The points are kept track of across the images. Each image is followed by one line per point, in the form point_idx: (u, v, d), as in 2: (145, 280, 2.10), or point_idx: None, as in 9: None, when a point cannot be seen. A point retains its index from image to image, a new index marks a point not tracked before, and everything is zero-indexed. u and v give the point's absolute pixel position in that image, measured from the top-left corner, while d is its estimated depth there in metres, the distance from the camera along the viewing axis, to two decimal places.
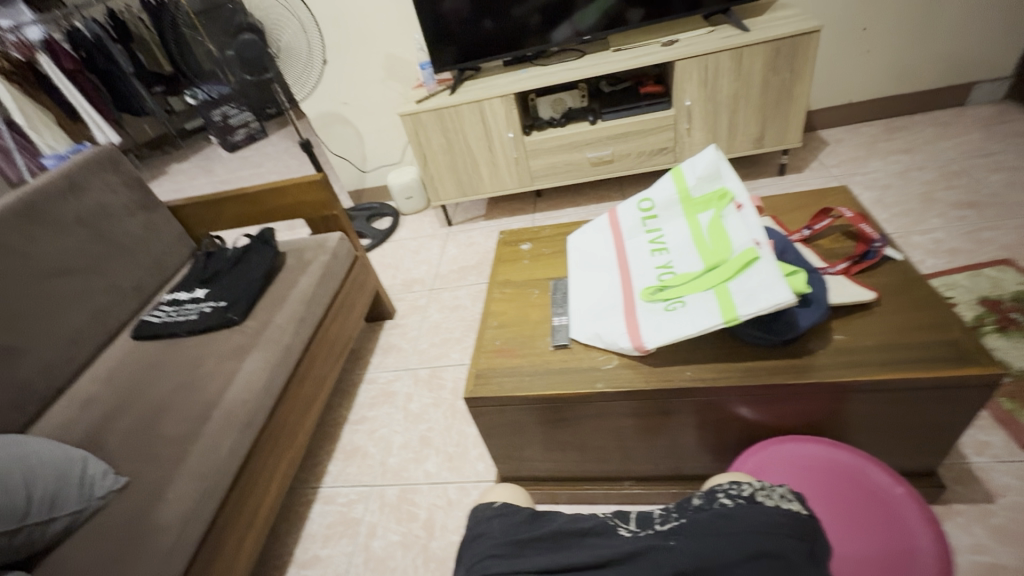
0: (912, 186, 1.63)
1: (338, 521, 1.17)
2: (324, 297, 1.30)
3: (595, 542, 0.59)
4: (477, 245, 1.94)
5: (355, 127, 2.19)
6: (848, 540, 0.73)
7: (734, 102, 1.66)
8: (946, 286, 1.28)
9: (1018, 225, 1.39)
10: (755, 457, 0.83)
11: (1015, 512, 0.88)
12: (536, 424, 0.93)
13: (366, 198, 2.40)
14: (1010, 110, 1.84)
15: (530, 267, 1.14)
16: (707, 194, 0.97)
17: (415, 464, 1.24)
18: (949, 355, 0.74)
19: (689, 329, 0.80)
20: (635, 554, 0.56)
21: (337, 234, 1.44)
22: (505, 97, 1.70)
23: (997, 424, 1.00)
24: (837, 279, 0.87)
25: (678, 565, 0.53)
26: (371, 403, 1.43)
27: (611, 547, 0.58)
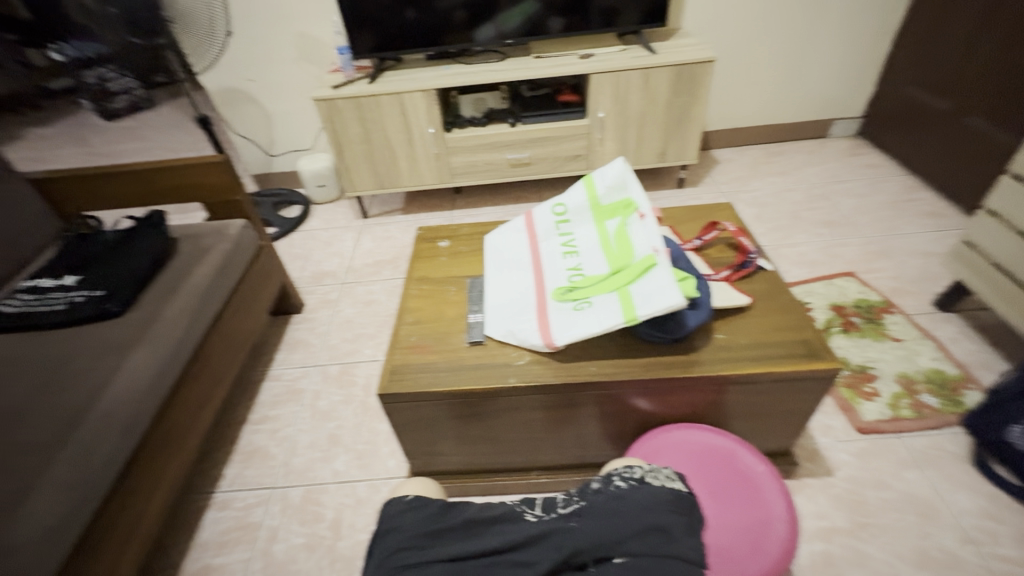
0: (785, 205, 1.87)
1: (235, 527, 1.10)
2: (222, 289, 1.21)
3: (503, 528, 0.63)
4: (394, 239, 1.91)
5: (263, 106, 2.04)
6: (721, 513, 0.85)
7: (642, 118, 1.79)
8: (806, 293, 1.49)
9: (861, 243, 1.66)
10: (648, 443, 0.93)
11: (848, 483, 1.07)
12: (450, 419, 0.95)
13: (272, 183, 2.25)
14: (860, 145, 2.18)
15: (448, 264, 1.15)
16: (614, 203, 1.05)
17: (323, 463, 1.20)
18: (803, 351, 0.88)
19: (594, 327, 0.86)
20: (540, 537, 0.60)
21: (240, 222, 1.34)
22: (427, 91, 1.69)
23: (838, 410, 1.20)
24: (720, 285, 0.99)
25: (578, 544, 0.59)
26: (274, 401, 1.36)
27: (518, 531, 0.62)
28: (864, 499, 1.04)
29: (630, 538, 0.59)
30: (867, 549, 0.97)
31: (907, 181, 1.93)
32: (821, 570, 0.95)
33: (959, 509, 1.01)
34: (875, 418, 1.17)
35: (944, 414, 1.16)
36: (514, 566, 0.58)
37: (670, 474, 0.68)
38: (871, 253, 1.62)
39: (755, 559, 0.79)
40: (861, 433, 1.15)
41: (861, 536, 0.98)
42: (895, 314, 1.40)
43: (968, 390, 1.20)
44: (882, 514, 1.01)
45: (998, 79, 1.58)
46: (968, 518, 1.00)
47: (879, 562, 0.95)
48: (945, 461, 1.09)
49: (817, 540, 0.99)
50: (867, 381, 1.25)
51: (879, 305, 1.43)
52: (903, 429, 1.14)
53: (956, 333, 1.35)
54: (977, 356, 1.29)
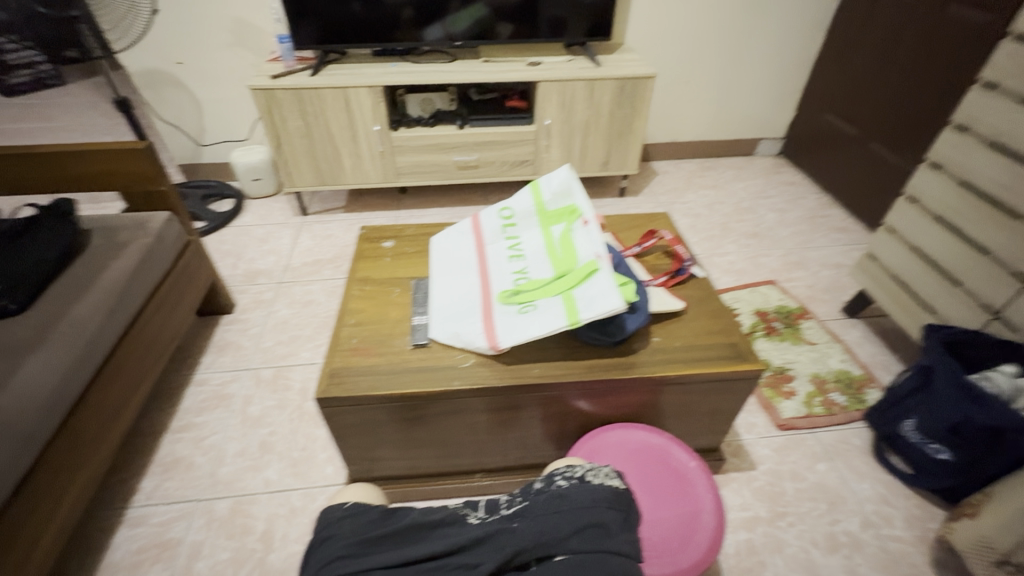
0: (716, 216, 2.00)
1: (151, 545, 1.02)
2: (141, 287, 1.12)
3: (446, 531, 0.63)
4: (335, 238, 1.84)
5: (192, 92, 1.91)
6: (655, 508, 0.89)
7: (587, 127, 1.85)
8: (734, 300, 1.60)
9: (782, 254, 1.80)
10: (589, 443, 0.96)
11: (769, 476, 1.15)
12: (392, 423, 0.93)
13: (201, 174, 2.11)
14: (782, 164, 2.36)
15: (392, 265, 1.13)
16: (560, 208, 1.07)
17: (254, 473, 1.14)
18: (731, 354, 0.94)
19: (539, 330, 0.88)
20: (483, 539, 0.61)
21: (165, 214, 1.25)
22: (373, 88, 1.65)
23: (761, 408, 1.29)
24: (657, 290, 1.04)
25: (520, 544, 0.60)
26: (199, 408, 1.27)
27: (461, 534, 0.62)
28: (782, 491, 1.12)
29: (570, 535, 0.60)
30: (784, 536, 1.05)
31: (821, 198, 2.11)
32: (745, 558, 1.01)
33: (862, 497, 1.12)
34: (792, 415, 1.27)
35: (851, 411, 1.28)
36: (456, 569, 0.58)
37: (609, 472, 0.70)
38: (790, 263, 1.76)
39: (686, 551, 0.84)
40: (780, 429, 1.25)
41: (779, 525, 1.06)
42: (810, 320, 1.53)
43: (870, 389, 1.33)
44: (798, 504, 1.10)
45: (897, 110, 1.77)
46: (869, 504, 1.11)
47: (795, 548, 1.03)
48: (850, 453, 1.20)
49: (741, 530, 1.06)
50: (786, 381, 1.35)
51: (797, 311, 1.56)
52: (816, 425, 1.25)
53: (861, 337, 1.49)
54: (878, 357, 1.43)
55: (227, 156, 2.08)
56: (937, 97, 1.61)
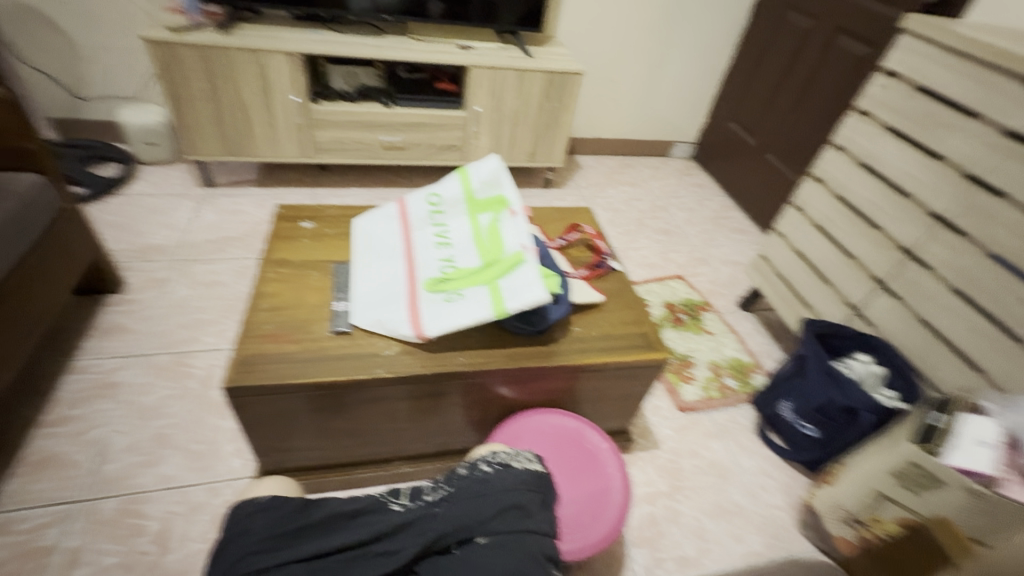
0: (633, 212, 2.11)
1: (17, 554, 0.90)
2: (4, 262, 0.97)
3: (368, 519, 0.62)
4: (244, 214, 1.71)
5: (68, 36, 1.65)
6: (569, 488, 0.94)
7: (516, 117, 1.86)
8: (646, 292, 1.71)
9: (689, 251, 1.96)
10: (510, 429, 0.99)
11: (670, 454, 1.26)
12: (308, 413, 0.89)
13: (79, 132, 1.84)
14: (693, 166, 2.55)
15: (311, 247, 1.07)
16: (488, 198, 1.08)
17: (146, 469, 1.04)
18: (642, 343, 1.01)
19: (464, 318, 0.89)
20: (406, 525, 0.61)
21: (36, 177, 1.08)
22: (291, 55, 1.54)
23: (666, 392, 1.41)
24: (578, 282, 1.09)
25: (443, 528, 0.61)
26: (78, 399, 1.13)
27: (383, 522, 0.62)
28: (681, 467, 1.24)
29: (492, 517, 0.63)
30: (681, 507, 1.16)
31: (724, 201, 2.31)
32: (647, 528, 1.11)
33: (746, 469, 1.27)
34: (692, 398, 1.40)
35: (740, 394, 1.43)
36: (378, 557, 0.59)
37: (530, 457, 0.73)
38: (696, 260, 1.92)
39: (595, 526, 0.90)
40: (681, 411, 1.37)
41: (677, 498, 1.18)
42: (710, 312, 1.68)
43: (757, 374, 1.50)
44: (693, 478, 1.22)
45: (790, 127, 1.97)
46: (751, 476, 1.25)
47: (689, 518, 1.14)
48: (738, 431, 1.35)
49: (644, 504, 1.15)
50: (688, 368, 1.48)
51: (700, 303, 1.71)
52: (712, 407, 1.39)
53: (751, 328, 1.67)
54: (764, 347, 1.61)
55: (113, 114, 1.84)
56: (822, 118, 1.82)
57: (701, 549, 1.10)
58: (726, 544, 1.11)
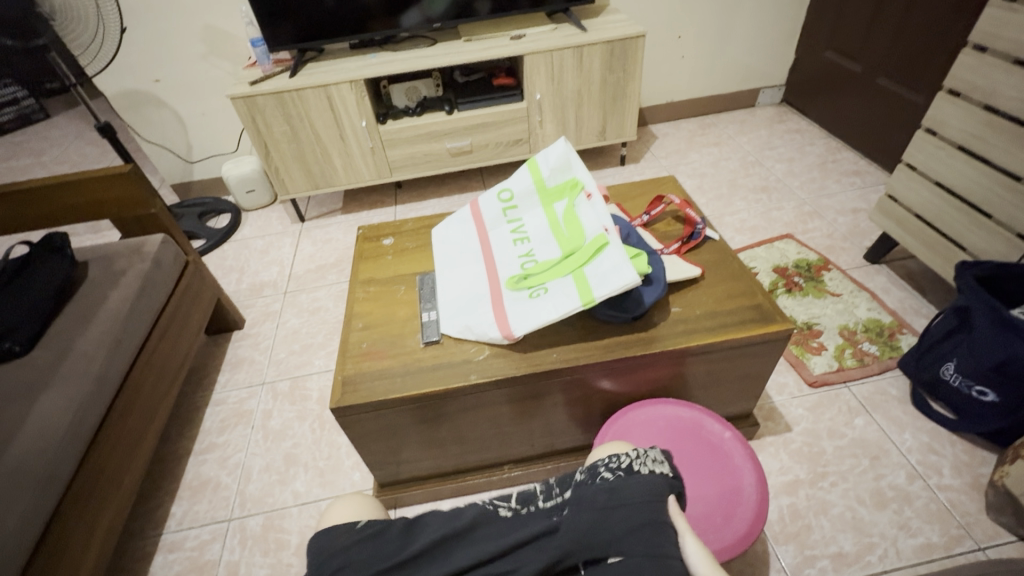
0: (722, 174, 1.93)
1: (189, 569, 1.01)
2: (145, 314, 1.10)
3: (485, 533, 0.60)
4: (336, 241, 1.81)
5: (174, 109, 1.87)
6: (693, 484, 0.84)
7: (579, 98, 1.78)
8: (750, 259, 1.54)
9: (795, 206, 1.73)
10: (618, 423, 0.91)
11: (806, 436, 1.11)
12: (413, 425, 0.90)
13: (195, 192, 2.08)
14: (786, 112, 2.27)
15: (394, 262, 1.09)
16: (560, 184, 1.03)
17: (281, 487, 1.13)
18: (756, 316, 0.90)
19: (553, 313, 0.84)
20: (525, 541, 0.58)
21: (160, 236, 1.22)
22: (355, 82, 1.60)
23: (790, 366, 1.25)
24: (671, 258, 0.99)
25: (566, 546, 0.57)
26: (220, 427, 1.26)
27: (499, 539, 0.59)
28: (822, 450, 1.08)
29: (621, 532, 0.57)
30: (828, 497, 1.01)
31: (830, 143, 2.03)
32: (790, 523, 0.98)
33: (906, 448, 1.08)
34: (824, 370, 1.22)
35: (885, 360, 1.23)
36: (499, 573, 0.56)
37: (657, 457, 0.66)
38: (805, 214, 1.70)
39: (730, 525, 0.79)
40: (813, 386, 1.20)
41: (822, 486, 1.03)
42: (832, 270, 1.47)
43: (903, 335, 1.28)
44: (840, 461, 1.06)
45: (905, 40, 1.67)
46: (914, 455, 1.06)
47: (841, 508, 0.99)
48: (889, 404, 1.16)
49: (783, 495, 1.02)
50: (814, 337, 1.30)
51: (818, 263, 1.50)
52: (850, 379, 1.21)
53: (887, 283, 1.43)
54: (907, 302, 1.37)
55: (218, 170, 2.05)
56: (949, 20, 1.51)
57: (861, 543, 0.95)
58: (893, 537, 0.95)
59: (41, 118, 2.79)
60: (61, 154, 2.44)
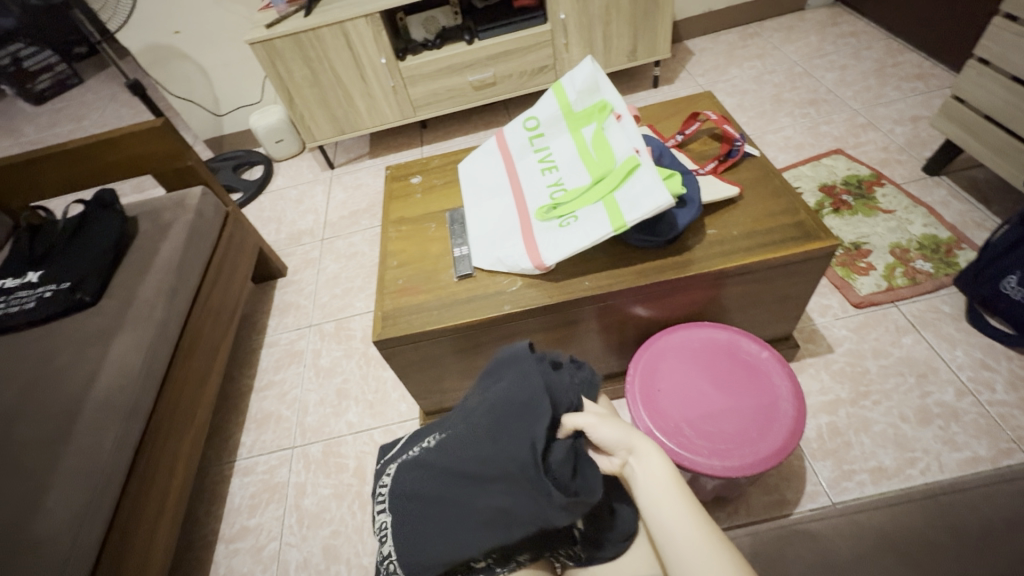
0: (765, 89, 1.79)
1: (262, 489, 1.13)
2: (195, 262, 1.16)
3: (381, 491, 0.65)
4: (366, 186, 1.82)
5: (197, 62, 1.87)
6: (728, 401, 0.82)
7: (607, 14, 1.66)
8: (795, 178, 1.45)
9: (847, 118, 1.60)
10: (652, 347, 0.90)
11: (849, 357, 1.09)
12: (453, 354, 0.94)
13: (227, 146, 2.11)
14: (841, 13, 2.05)
15: (424, 201, 1.09)
16: (588, 107, 0.98)
17: (336, 418, 1.21)
18: (799, 233, 0.86)
19: (583, 240, 0.83)
20: (399, 482, 0.62)
21: (199, 189, 1.26)
22: (371, 17, 1.53)
23: (834, 288, 1.20)
24: (707, 178, 0.95)
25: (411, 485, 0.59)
26: (276, 366, 1.35)
27: (402, 474, 0.63)
28: (866, 369, 1.07)
29: (474, 501, 0.53)
30: (870, 415, 1.00)
31: (891, 45, 1.83)
32: (828, 440, 0.99)
33: (957, 364, 1.04)
34: (872, 291, 1.17)
35: (939, 278, 1.16)
36: (377, 539, 0.63)
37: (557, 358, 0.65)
38: (858, 126, 1.57)
39: (765, 440, 0.77)
40: (859, 307, 1.16)
41: (864, 404, 1.02)
42: (886, 186, 1.37)
43: (961, 251, 1.20)
44: (885, 380, 1.05)
45: None
46: (965, 371, 1.03)
47: (883, 425, 0.99)
48: (941, 321, 1.11)
49: (822, 414, 1.02)
50: (862, 257, 1.24)
51: (870, 178, 1.40)
52: (900, 297, 1.16)
53: (947, 195, 1.33)
54: (969, 215, 1.28)
55: (246, 122, 2.07)
56: None
57: (902, 458, 0.94)
58: (937, 451, 0.94)
59: (76, 83, 2.84)
60: (100, 117, 2.51)
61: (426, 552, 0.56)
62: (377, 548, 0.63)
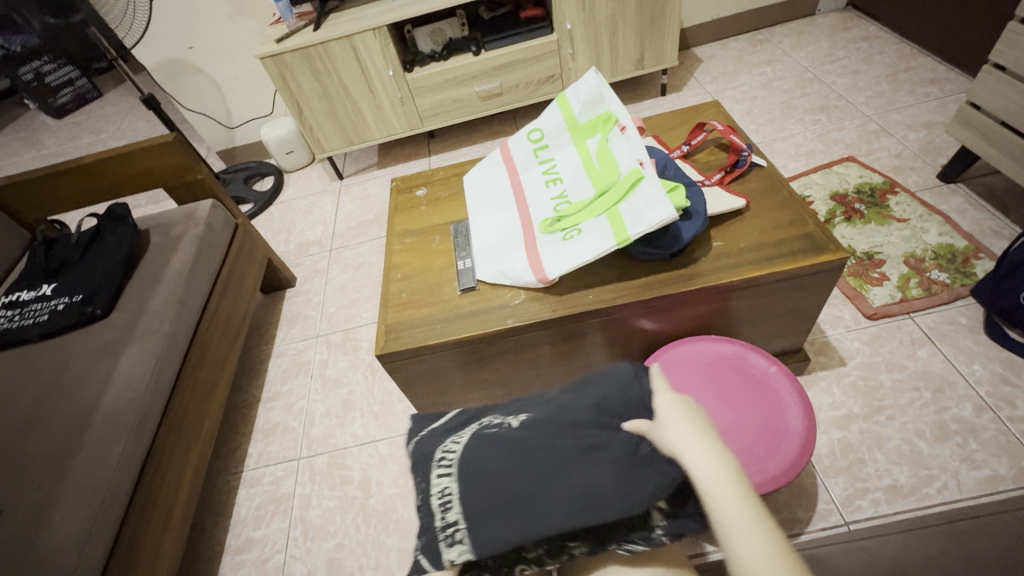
0: (774, 96, 1.77)
1: (268, 500, 1.13)
2: (204, 274, 1.18)
3: (441, 459, 0.67)
4: (374, 197, 1.84)
5: (210, 76, 1.90)
6: (735, 418, 0.80)
7: (613, 23, 1.66)
8: (805, 187, 1.43)
9: (858, 124, 1.58)
10: (658, 361, 0.89)
11: (862, 370, 1.06)
12: (456, 368, 0.94)
13: (239, 157, 2.15)
14: (852, 18, 2.02)
15: (429, 213, 1.09)
16: (592, 119, 0.98)
17: (342, 429, 1.22)
18: (807, 246, 0.84)
19: (586, 253, 0.83)
20: (476, 452, 0.65)
21: (209, 202, 1.28)
22: (378, 30, 1.55)
23: (847, 299, 1.18)
24: (713, 190, 0.94)
25: (493, 454, 0.63)
26: (283, 376, 1.36)
27: (475, 447, 0.66)
28: (879, 384, 1.04)
29: (569, 467, 0.60)
30: (884, 431, 0.98)
31: (904, 50, 1.80)
32: (841, 456, 0.96)
33: (975, 379, 1.01)
34: (885, 302, 1.15)
35: (955, 288, 1.13)
36: (435, 504, 0.63)
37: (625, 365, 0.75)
38: (870, 133, 1.54)
39: (774, 458, 0.76)
40: (872, 319, 1.14)
41: (878, 420, 0.99)
42: (900, 194, 1.35)
43: (979, 260, 1.17)
44: (899, 395, 1.02)
45: None
46: (984, 387, 1.00)
47: (898, 442, 0.96)
48: (958, 333, 1.08)
49: (834, 429, 1.00)
50: (875, 268, 1.21)
51: (883, 186, 1.37)
52: (915, 309, 1.13)
53: (964, 203, 1.30)
54: (986, 224, 1.25)
55: (258, 134, 2.10)
56: None
57: (918, 476, 0.91)
58: (954, 469, 0.91)
59: (96, 96, 2.92)
60: (117, 130, 2.57)
61: (503, 512, 0.58)
62: (432, 513, 0.63)
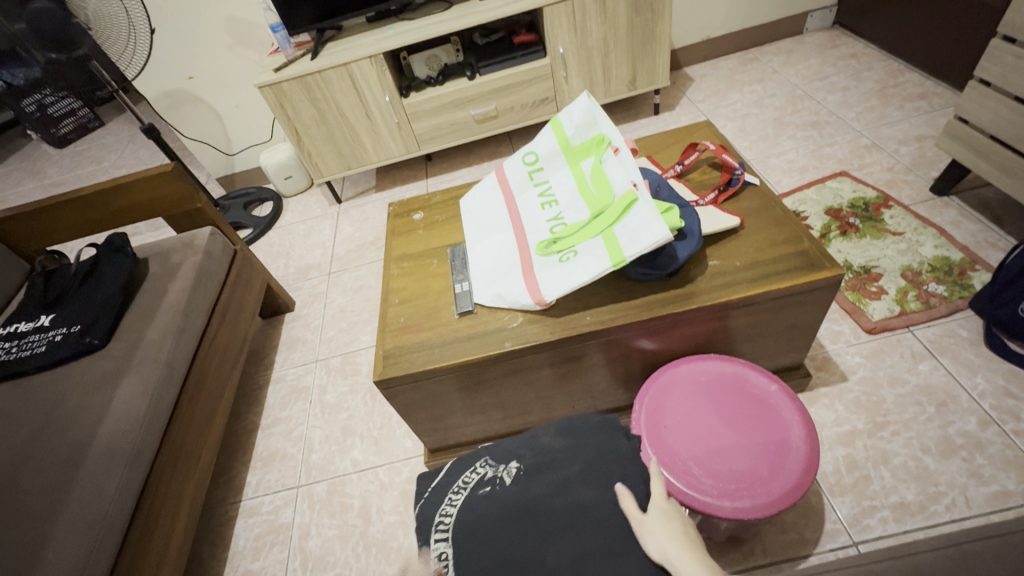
0: (766, 113, 1.79)
1: (267, 531, 1.11)
2: (202, 302, 1.18)
3: (439, 521, 0.68)
4: (372, 219, 1.85)
5: (210, 105, 1.94)
6: (737, 438, 0.79)
7: (605, 46, 1.69)
8: (799, 202, 1.44)
9: (850, 139, 1.60)
10: (658, 382, 0.88)
11: (864, 386, 1.06)
12: (456, 392, 0.93)
13: (239, 183, 2.17)
14: (840, 36, 2.06)
15: (426, 236, 1.10)
16: (586, 141, 0.99)
17: (341, 455, 1.20)
18: (803, 263, 0.84)
19: (582, 274, 0.83)
20: (477, 514, 0.66)
21: (207, 229, 1.28)
22: (374, 58, 1.58)
23: (846, 314, 1.18)
24: (707, 209, 0.94)
25: (494, 509, 0.65)
26: (282, 403, 1.35)
27: (475, 506, 0.67)
28: (882, 399, 1.03)
29: (555, 533, 0.62)
30: (890, 446, 0.97)
31: (892, 66, 1.83)
32: (846, 474, 0.95)
33: (978, 392, 1.00)
34: (884, 316, 1.14)
35: (953, 301, 1.13)
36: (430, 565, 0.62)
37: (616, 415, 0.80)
38: (861, 147, 1.56)
39: (777, 478, 0.74)
40: (871, 333, 1.13)
41: (883, 436, 0.98)
42: (894, 208, 1.35)
43: (975, 272, 1.17)
44: (902, 410, 1.01)
45: None
46: (987, 400, 0.99)
47: (903, 458, 0.95)
48: (958, 346, 1.07)
49: (839, 446, 0.99)
50: (872, 281, 1.21)
51: (876, 200, 1.38)
52: (913, 322, 1.12)
53: (958, 216, 1.31)
54: (982, 236, 1.25)
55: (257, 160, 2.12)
56: None
57: (925, 493, 0.90)
58: (962, 485, 0.90)
59: (97, 125, 2.96)
60: (118, 158, 2.61)
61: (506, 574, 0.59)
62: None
